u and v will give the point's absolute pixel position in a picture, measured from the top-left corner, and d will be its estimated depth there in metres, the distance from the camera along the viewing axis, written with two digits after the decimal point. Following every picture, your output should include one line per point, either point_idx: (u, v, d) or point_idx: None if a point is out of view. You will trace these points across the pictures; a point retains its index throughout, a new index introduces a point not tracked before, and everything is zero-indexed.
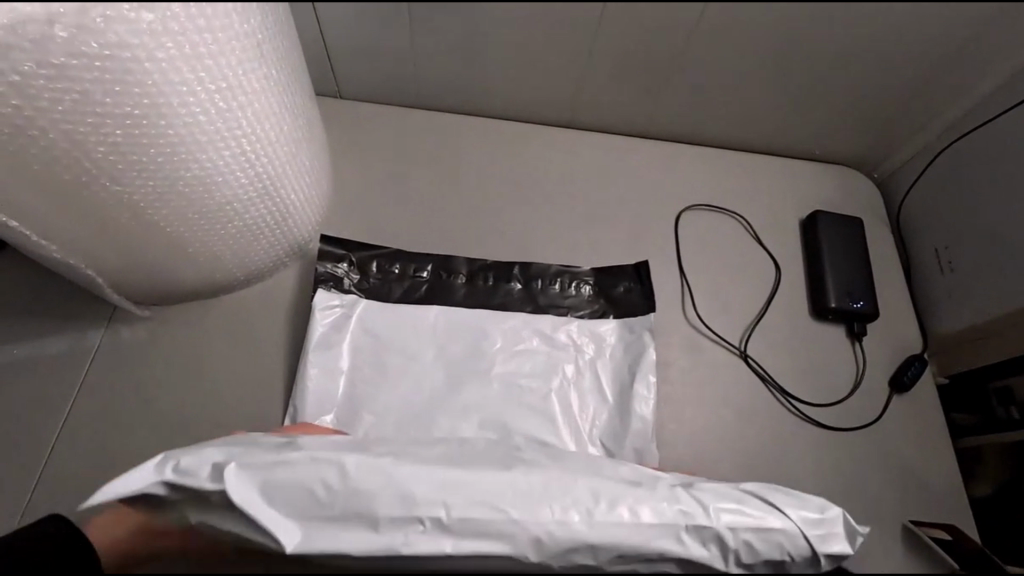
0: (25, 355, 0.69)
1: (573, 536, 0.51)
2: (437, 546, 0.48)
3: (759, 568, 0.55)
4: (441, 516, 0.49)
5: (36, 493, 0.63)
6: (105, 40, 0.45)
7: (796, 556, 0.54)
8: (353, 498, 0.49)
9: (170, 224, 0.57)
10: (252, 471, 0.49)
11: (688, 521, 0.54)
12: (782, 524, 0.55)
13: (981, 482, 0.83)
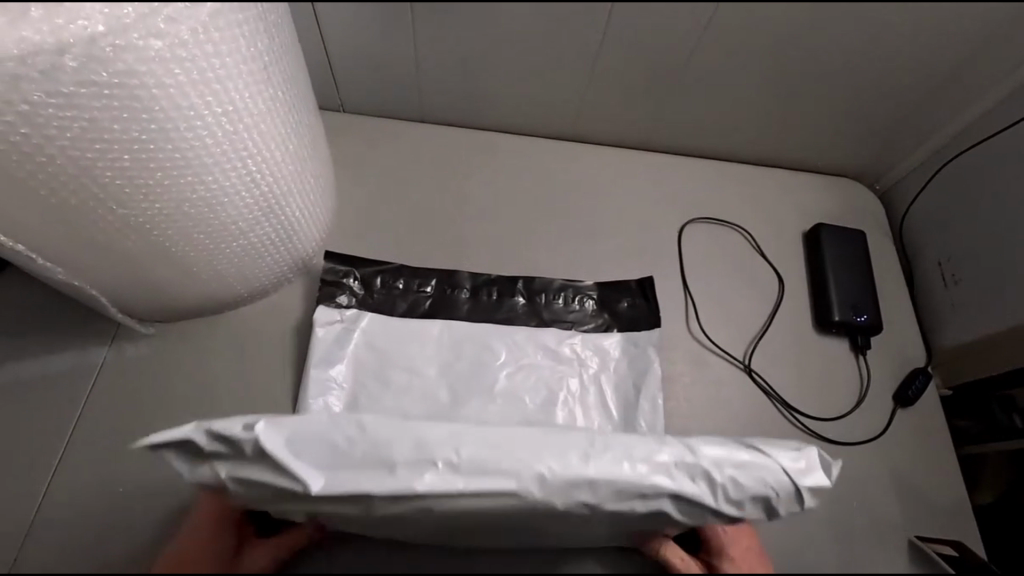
0: (29, 373, 0.69)
1: (575, 471, 0.54)
2: (449, 484, 0.53)
3: (748, 502, 0.57)
4: (452, 457, 0.54)
5: (40, 513, 0.63)
6: (115, 69, 0.45)
7: (781, 489, 0.57)
8: (373, 447, 0.54)
9: (175, 245, 0.57)
10: (280, 426, 0.54)
11: (676, 458, 0.57)
12: (765, 461, 0.58)
13: (985, 490, 0.83)
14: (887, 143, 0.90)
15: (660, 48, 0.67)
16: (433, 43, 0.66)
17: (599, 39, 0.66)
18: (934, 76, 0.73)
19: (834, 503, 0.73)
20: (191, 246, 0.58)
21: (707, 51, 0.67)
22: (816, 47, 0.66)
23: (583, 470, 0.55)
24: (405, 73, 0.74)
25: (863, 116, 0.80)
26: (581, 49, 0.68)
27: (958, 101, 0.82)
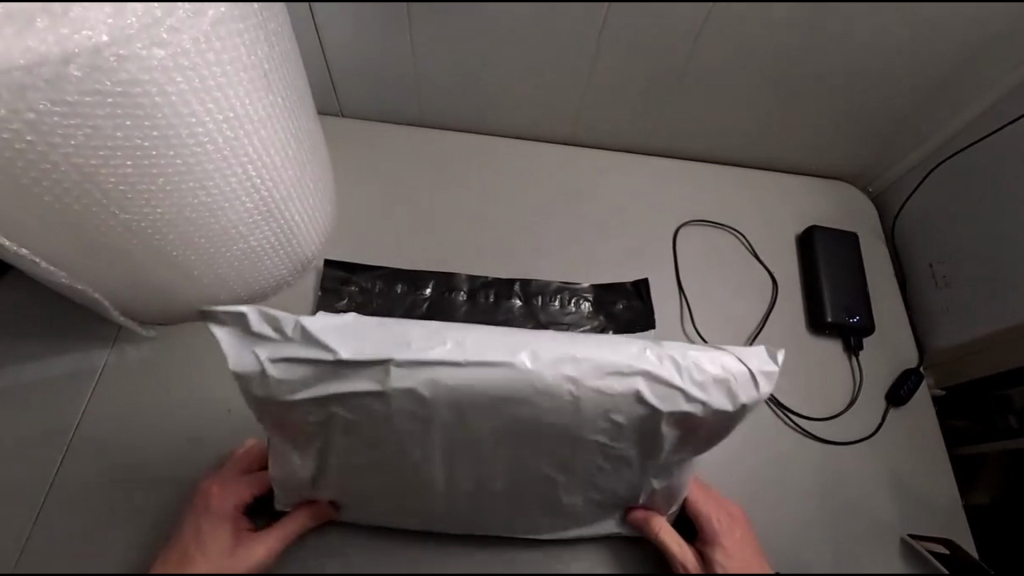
0: (33, 375, 0.70)
1: (559, 350, 0.54)
2: (452, 358, 0.52)
3: (713, 386, 0.54)
4: (457, 337, 0.53)
5: (42, 513, 0.63)
6: (118, 78, 0.47)
7: (741, 374, 0.55)
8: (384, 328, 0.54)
9: (176, 249, 0.58)
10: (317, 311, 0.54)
11: (650, 344, 0.56)
12: (727, 351, 0.57)
13: (980, 491, 0.85)
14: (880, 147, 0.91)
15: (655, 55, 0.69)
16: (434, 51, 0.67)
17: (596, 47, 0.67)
18: (925, 81, 0.75)
19: (828, 502, 0.74)
20: (192, 248, 0.58)
21: (701, 58, 0.69)
22: (808, 54, 0.68)
23: (555, 367, 0.53)
24: None
25: (855, 121, 0.81)
26: (579, 55, 0.69)
27: (950, 105, 0.83)
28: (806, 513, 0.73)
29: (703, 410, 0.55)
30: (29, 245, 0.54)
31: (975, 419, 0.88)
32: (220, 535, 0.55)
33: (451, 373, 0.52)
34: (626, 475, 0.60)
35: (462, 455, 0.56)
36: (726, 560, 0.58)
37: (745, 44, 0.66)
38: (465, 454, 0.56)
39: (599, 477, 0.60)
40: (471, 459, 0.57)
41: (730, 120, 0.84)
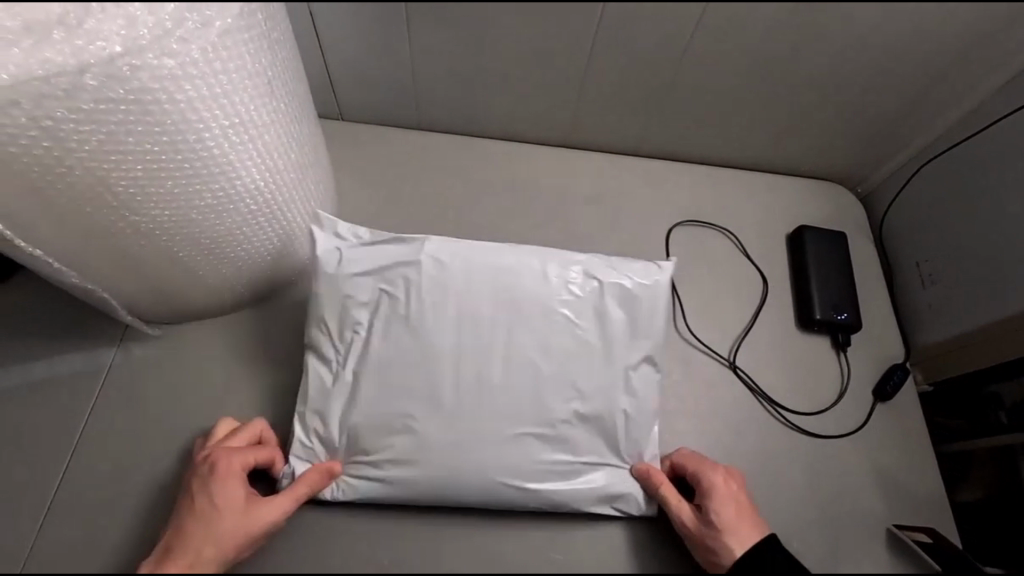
0: (42, 373, 0.72)
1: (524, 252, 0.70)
2: (449, 246, 0.69)
3: (634, 270, 0.71)
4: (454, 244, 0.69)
5: (53, 506, 0.65)
6: (131, 86, 0.48)
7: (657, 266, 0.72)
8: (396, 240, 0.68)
9: (183, 250, 0.60)
10: None
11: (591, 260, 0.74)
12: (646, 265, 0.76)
13: (970, 487, 0.89)
14: (867, 145, 0.93)
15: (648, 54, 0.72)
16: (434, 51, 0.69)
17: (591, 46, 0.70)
18: (907, 82, 0.77)
19: (814, 494, 0.76)
20: (198, 248, 0.60)
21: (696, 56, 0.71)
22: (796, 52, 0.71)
23: (534, 257, 0.70)
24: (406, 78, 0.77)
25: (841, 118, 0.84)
26: (575, 55, 0.71)
27: (933, 105, 0.85)
28: (791, 505, 0.75)
29: (646, 283, 0.71)
30: (44, 248, 0.56)
31: (972, 419, 0.92)
32: (229, 506, 0.57)
33: (466, 251, 0.69)
34: (599, 367, 0.69)
35: (466, 331, 0.67)
36: (721, 510, 0.64)
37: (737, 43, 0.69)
38: (467, 330, 0.67)
39: (579, 369, 0.68)
40: (473, 336, 0.67)
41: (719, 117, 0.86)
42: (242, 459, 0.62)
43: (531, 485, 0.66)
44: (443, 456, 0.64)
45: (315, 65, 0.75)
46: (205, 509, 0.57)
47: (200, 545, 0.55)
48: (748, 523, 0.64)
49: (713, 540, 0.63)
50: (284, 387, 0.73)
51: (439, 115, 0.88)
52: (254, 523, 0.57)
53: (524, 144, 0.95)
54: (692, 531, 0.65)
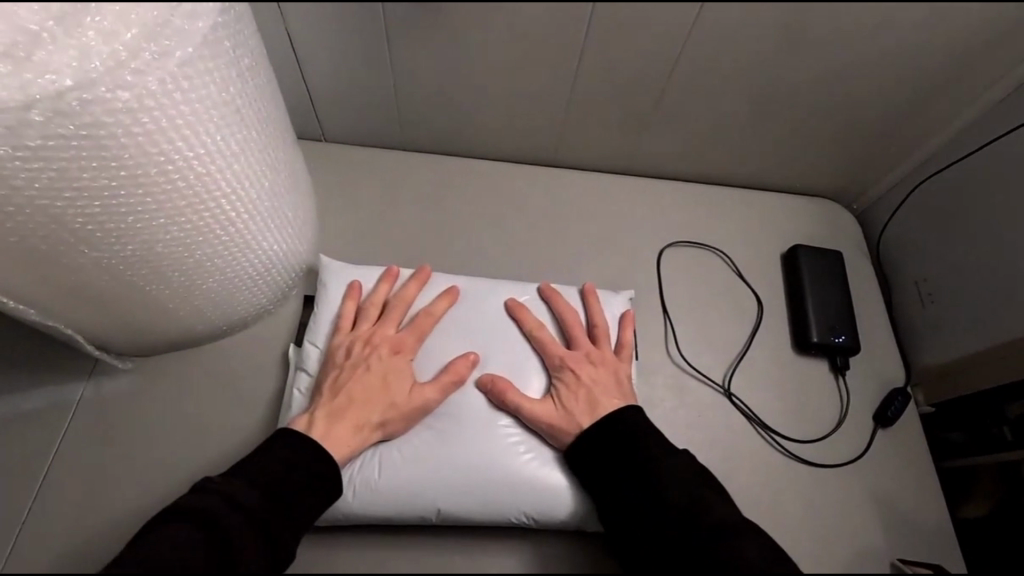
0: (3, 411, 0.69)
1: None
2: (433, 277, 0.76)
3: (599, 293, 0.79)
4: None
5: (11, 555, 0.62)
6: (82, 121, 0.46)
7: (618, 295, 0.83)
8: None
9: (148, 283, 0.57)
10: None
11: None
12: None
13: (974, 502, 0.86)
14: (858, 160, 0.91)
15: (639, 67, 0.70)
16: (417, 61, 0.68)
17: (580, 51, 0.68)
18: (900, 94, 0.75)
19: (812, 525, 0.74)
20: (168, 279, 0.58)
21: (688, 66, 0.70)
22: (790, 65, 0.69)
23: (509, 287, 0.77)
24: (385, 92, 0.76)
25: (830, 132, 0.83)
26: (563, 61, 0.70)
27: (926, 118, 0.83)
28: (785, 536, 0.72)
29: (609, 303, 0.79)
30: (7, 292, 0.54)
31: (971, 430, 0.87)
32: (398, 381, 0.65)
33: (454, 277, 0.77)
34: None
35: (455, 340, 0.72)
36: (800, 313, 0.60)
37: (733, 47, 0.67)
38: (454, 338, 0.72)
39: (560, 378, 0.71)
40: (459, 343, 0.71)
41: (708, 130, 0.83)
42: (412, 335, 0.69)
43: (516, 496, 0.64)
44: (427, 460, 0.64)
45: (293, 82, 0.74)
46: (374, 378, 0.65)
47: (373, 405, 0.63)
48: (613, 363, 0.72)
49: (570, 401, 0.67)
50: (257, 420, 0.71)
51: (419, 131, 0.86)
52: (411, 408, 0.64)
53: (511, 163, 0.93)
54: (553, 363, 0.70)
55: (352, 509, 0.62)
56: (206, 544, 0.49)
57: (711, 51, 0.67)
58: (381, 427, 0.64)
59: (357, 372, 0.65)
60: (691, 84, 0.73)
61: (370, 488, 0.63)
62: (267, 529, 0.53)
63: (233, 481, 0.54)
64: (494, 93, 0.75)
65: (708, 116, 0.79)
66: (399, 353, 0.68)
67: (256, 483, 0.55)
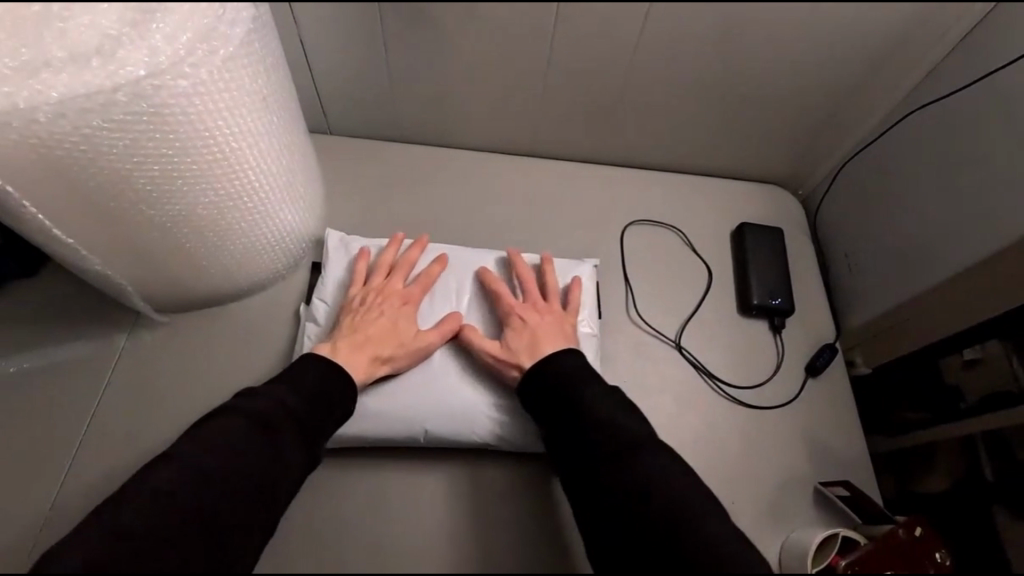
0: (60, 357, 0.82)
1: None
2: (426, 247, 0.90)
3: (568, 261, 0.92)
4: None
5: (73, 470, 0.75)
6: (152, 102, 0.58)
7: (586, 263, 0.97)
8: None
9: (189, 240, 0.70)
10: None
11: None
12: None
13: (937, 476, 0.99)
14: (796, 149, 1.04)
15: (598, 67, 0.83)
16: (409, 63, 0.82)
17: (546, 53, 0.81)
18: (822, 92, 0.88)
19: (747, 455, 0.86)
20: (203, 238, 0.71)
21: (639, 65, 0.83)
22: (724, 65, 0.82)
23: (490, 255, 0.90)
24: (383, 88, 0.89)
25: (767, 123, 0.96)
26: (531, 62, 0.83)
27: (852, 111, 0.96)
28: (725, 466, 0.85)
29: (577, 269, 0.92)
30: (81, 242, 0.67)
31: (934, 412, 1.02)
32: (406, 327, 0.78)
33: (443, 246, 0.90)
34: None
35: (444, 297, 0.85)
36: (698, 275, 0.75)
37: (673, 49, 0.80)
38: (439, 296, 0.85)
39: None
40: (447, 299, 0.85)
41: (661, 122, 0.97)
42: (417, 290, 0.82)
43: (490, 421, 0.78)
44: (418, 392, 0.77)
45: (304, 79, 0.88)
46: (387, 321, 0.77)
47: (385, 341, 0.76)
48: (558, 316, 0.83)
49: (516, 340, 0.79)
50: (273, 366, 0.83)
51: (412, 124, 0.99)
52: (416, 347, 0.77)
53: (494, 153, 1.06)
54: (504, 310, 0.82)
55: (354, 431, 0.75)
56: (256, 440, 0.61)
57: (657, 50, 0.80)
58: (391, 360, 0.76)
59: (370, 315, 0.78)
60: (643, 82, 0.86)
61: (370, 413, 0.76)
62: (304, 434, 0.65)
63: (279, 391, 0.66)
64: (476, 90, 0.89)
65: (660, 108, 0.93)
66: (407, 303, 0.81)
67: (297, 395, 0.67)
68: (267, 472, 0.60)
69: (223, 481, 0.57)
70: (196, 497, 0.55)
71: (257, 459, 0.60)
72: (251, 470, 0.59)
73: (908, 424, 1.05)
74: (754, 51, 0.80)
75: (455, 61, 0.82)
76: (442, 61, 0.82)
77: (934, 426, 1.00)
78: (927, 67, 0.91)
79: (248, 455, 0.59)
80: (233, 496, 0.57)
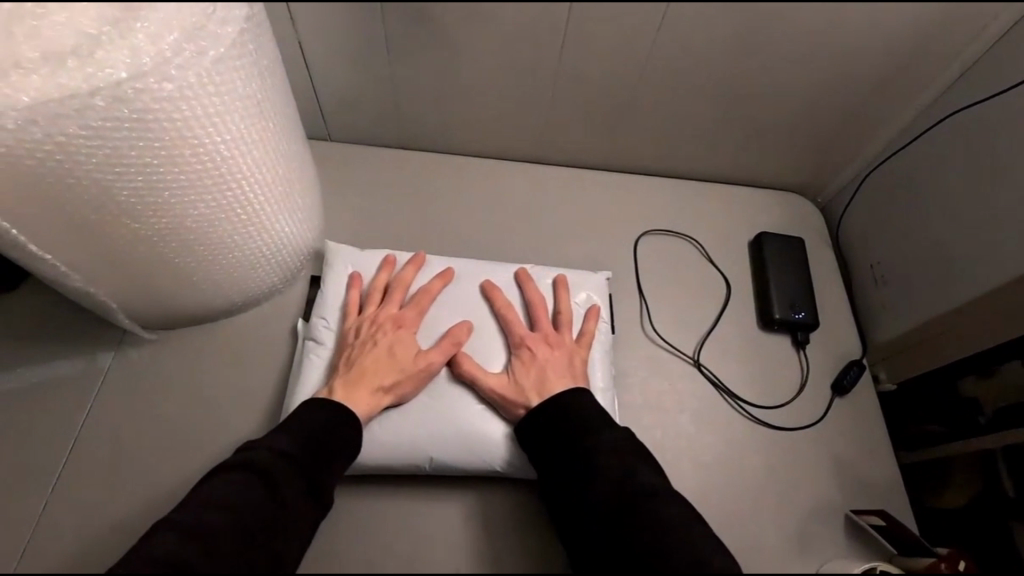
0: (42, 377, 0.77)
1: None
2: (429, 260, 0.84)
3: (578, 275, 0.87)
4: None
5: (51, 499, 0.70)
6: (134, 107, 0.53)
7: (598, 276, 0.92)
8: None
9: (177, 255, 0.65)
10: None
11: None
12: None
13: (954, 493, 0.92)
14: (817, 155, 1.00)
15: (611, 69, 0.79)
16: (412, 68, 0.78)
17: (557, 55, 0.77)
18: (847, 95, 0.84)
19: (773, 481, 0.81)
20: (192, 253, 0.66)
21: (655, 68, 0.79)
22: (744, 68, 0.78)
23: (498, 269, 0.85)
24: (385, 94, 0.85)
25: (787, 129, 0.91)
26: (541, 65, 0.78)
27: (878, 115, 0.91)
28: (748, 492, 0.79)
29: (589, 284, 0.87)
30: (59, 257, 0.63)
31: (949, 424, 0.96)
32: (403, 351, 0.73)
33: (447, 260, 0.85)
34: None
35: (448, 313, 0.80)
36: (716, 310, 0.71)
37: (691, 51, 0.76)
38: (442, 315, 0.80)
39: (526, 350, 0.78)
40: (451, 315, 0.79)
41: (677, 127, 0.92)
42: (411, 311, 0.77)
43: (496, 445, 0.72)
44: (420, 416, 0.72)
45: (303, 84, 0.84)
46: (382, 349, 0.72)
47: (383, 371, 0.71)
48: (569, 348, 0.78)
49: (523, 375, 0.74)
50: (268, 388, 0.78)
51: (416, 129, 0.95)
52: (417, 372, 0.72)
53: (500, 160, 1.02)
54: (513, 340, 0.77)
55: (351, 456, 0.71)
56: (258, 490, 0.57)
57: (674, 52, 0.76)
58: (394, 390, 0.71)
59: (364, 347, 0.73)
60: (658, 86, 0.82)
61: (369, 438, 0.71)
62: (310, 476, 0.60)
63: (276, 437, 0.62)
64: (482, 94, 0.84)
65: (676, 113, 0.88)
66: (402, 326, 0.75)
67: (298, 437, 0.62)
68: (275, 523, 0.55)
69: (230, 537, 0.52)
70: (204, 557, 0.50)
71: (263, 510, 0.55)
72: (259, 522, 0.54)
73: (925, 436, 0.99)
74: (777, 52, 0.75)
75: (460, 65, 0.78)
76: (447, 65, 0.78)
77: (948, 441, 0.94)
78: (956, 69, 0.86)
79: (252, 507, 0.55)
80: (244, 552, 0.52)
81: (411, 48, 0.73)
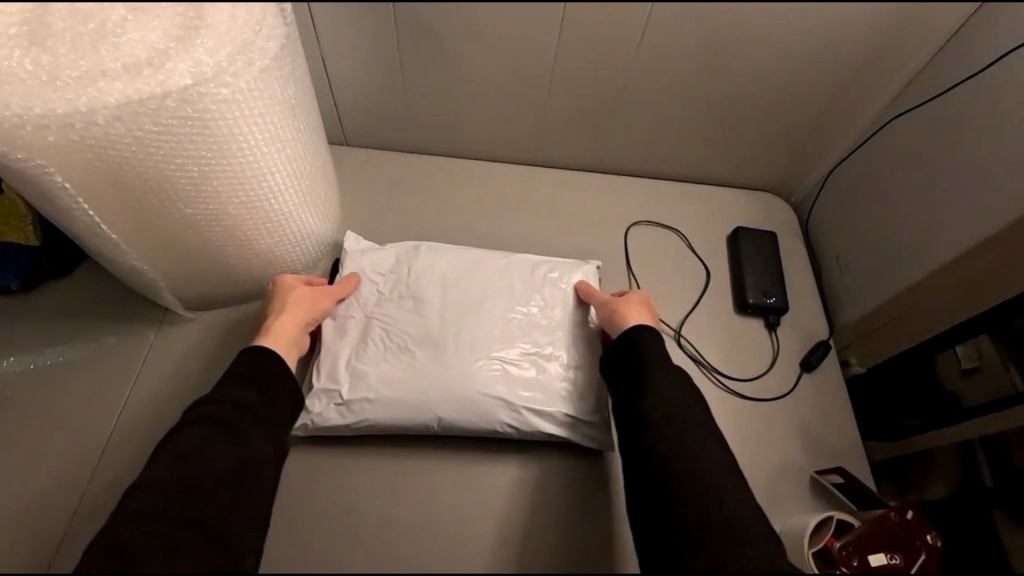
0: (93, 350, 0.86)
1: None
2: (442, 248, 0.94)
3: (572, 263, 0.96)
4: None
5: (104, 454, 0.79)
6: (195, 107, 0.63)
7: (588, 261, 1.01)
8: None
9: (219, 235, 0.75)
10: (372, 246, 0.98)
11: None
12: None
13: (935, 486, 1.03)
14: (786, 159, 1.10)
15: (597, 81, 0.89)
16: (421, 78, 0.88)
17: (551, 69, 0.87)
18: (808, 102, 0.94)
19: (746, 446, 0.89)
20: (232, 235, 0.76)
21: (636, 79, 0.89)
22: (716, 79, 0.88)
23: (503, 256, 0.94)
24: (397, 101, 0.95)
25: (758, 132, 1.02)
26: (536, 77, 0.88)
27: (839, 120, 1.02)
28: None
29: (582, 270, 0.96)
30: (121, 233, 0.73)
31: (928, 419, 1.07)
32: (311, 298, 0.83)
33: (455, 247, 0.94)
34: (554, 327, 0.90)
35: (454, 294, 0.89)
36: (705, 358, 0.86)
37: (669, 63, 0.86)
38: (452, 294, 0.89)
39: (532, 329, 0.88)
40: (458, 296, 0.89)
41: (658, 132, 1.02)
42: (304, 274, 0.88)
43: (500, 406, 0.81)
44: (428, 382, 0.81)
45: (323, 91, 0.94)
46: (293, 301, 0.82)
47: (297, 317, 0.81)
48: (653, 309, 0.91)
49: (627, 300, 0.88)
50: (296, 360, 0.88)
51: (423, 135, 1.05)
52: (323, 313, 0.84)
53: (500, 162, 1.12)
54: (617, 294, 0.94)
55: (370, 416, 0.80)
56: (213, 433, 0.66)
57: (654, 65, 0.86)
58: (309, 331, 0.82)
59: (277, 302, 0.82)
60: (641, 96, 0.92)
61: (386, 400, 0.80)
62: (257, 414, 0.69)
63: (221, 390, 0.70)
64: (484, 102, 0.95)
65: (659, 117, 0.98)
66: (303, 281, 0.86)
67: (241, 388, 0.70)
68: (239, 456, 0.65)
69: (198, 477, 0.62)
70: (177, 497, 0.60)
71: (221, 447, 0.65)
72: (222, 459, 0.64)
73: (902, 427, 1.10)
74: (748, 62, 0.85)
75: (465, 75, 0.88)
76: (452, 75, 0.88)
77: (926, 432, 1.05)
78: (905, 77, 0.97)
79: (211, 450, 0.64)
80: (214, 486, 0.62)
81: (422, 61, 0.83)
